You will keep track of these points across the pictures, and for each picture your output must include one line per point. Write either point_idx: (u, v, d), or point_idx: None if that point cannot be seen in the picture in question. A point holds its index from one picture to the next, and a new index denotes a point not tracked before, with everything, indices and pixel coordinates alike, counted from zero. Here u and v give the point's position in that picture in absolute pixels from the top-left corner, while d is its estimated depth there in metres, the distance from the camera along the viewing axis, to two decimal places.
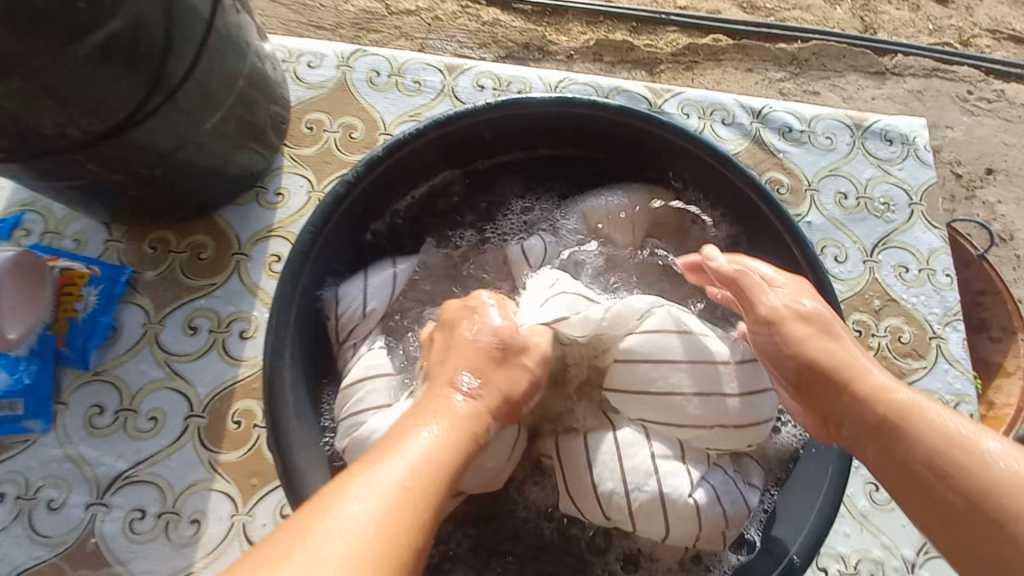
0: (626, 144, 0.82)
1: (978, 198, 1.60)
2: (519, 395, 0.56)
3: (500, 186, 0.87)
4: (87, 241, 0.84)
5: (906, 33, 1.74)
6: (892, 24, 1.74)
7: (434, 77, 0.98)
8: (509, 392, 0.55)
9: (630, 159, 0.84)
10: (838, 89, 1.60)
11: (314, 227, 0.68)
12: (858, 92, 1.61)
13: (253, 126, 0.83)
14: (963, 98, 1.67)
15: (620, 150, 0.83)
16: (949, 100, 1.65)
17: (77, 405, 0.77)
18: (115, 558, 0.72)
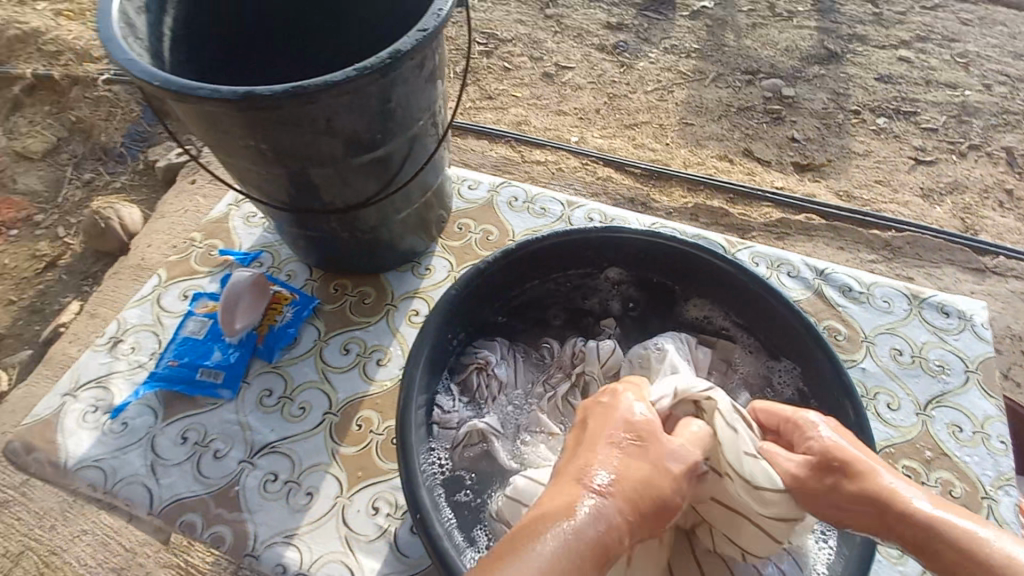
0: (700, 278, 1.04)
1: None
2: (651, 493, 0.58)
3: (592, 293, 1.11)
4: (296, 277, 1.19)
5: (1011, 238, 1.88)
6: (999, 229, 1.90)
7: (556, 207, 1.30)
8: (642, 491, 0.57)
9: (699, 288, 1.05)
10: (932, 279, 1.74)
11: (461, 285, 0.95)
12: (955, 284, 1.74)
13: (426, 219, 1.17)
14: None
15: (692, 279, 1.05)
16: None
17: (255, 386, 1.04)
18: (246, 507, 0.91)
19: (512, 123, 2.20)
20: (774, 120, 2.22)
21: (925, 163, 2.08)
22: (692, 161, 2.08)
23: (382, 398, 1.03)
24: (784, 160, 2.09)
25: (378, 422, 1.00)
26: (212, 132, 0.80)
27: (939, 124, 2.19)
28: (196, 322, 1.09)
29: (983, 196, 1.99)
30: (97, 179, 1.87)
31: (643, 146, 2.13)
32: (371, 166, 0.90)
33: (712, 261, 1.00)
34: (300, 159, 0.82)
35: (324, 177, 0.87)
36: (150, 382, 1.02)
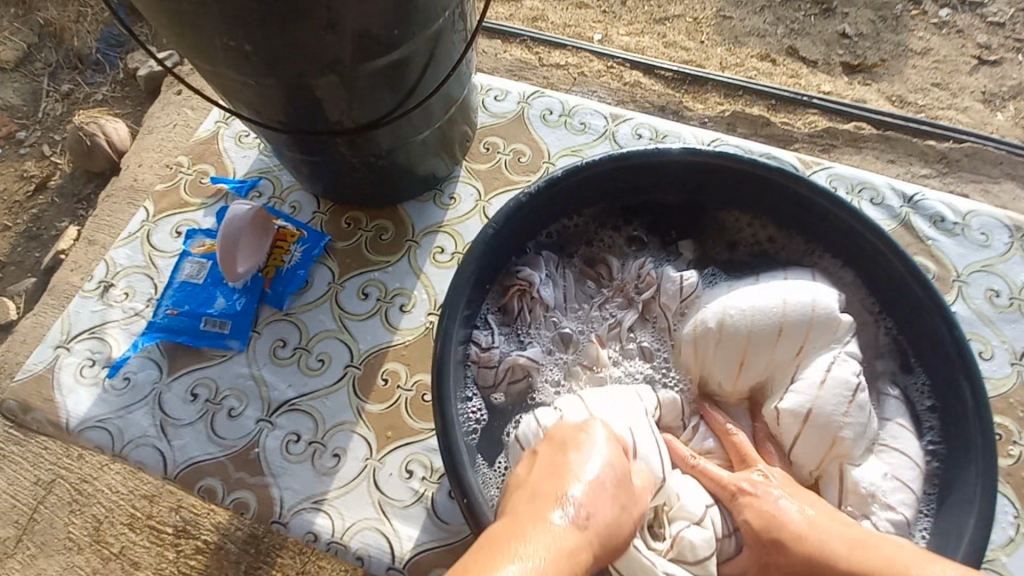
0: (786, 209, 0.87)
1: None
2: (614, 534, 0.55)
3: (647, 226, 0.95)
4: (301, 209, 1.03)
5: None
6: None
7: (599, 121, 1.11)
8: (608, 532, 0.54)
9: (776, 220, 0.89)
10: (990, 196, 1.50)
11: (498, 222, 0.80)
12: (1013, 202, 1.49)
13: (448, 139, 0.98)
14: None
15: (769, 211, 0.88)
16: None
17: (267, 336, 0.92)
18: (269, 470, 0.83)
19: (525, 18, 1.90)
20: (826, 12, 1.90)
21: (990, 64, 1.79)
22: (729, 63, 1.80)
23: (409, 349, 0.92)
24: (832, 60, 1.81)
25: (406, 377, 0.90)
26: (182, 31, 0.62)
27: (1008, 16, 1.87)
28: (193, 264, 0.96)
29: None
30: (76, 91, 1.64)
31: (673, 44, 1.83)
32: (388, 75, 0.71)
33: (802, 190, 0.83)
34: (297, 67, 0.65)
35: (327, 89, 0.69)
36: (149, 333, 0.91)
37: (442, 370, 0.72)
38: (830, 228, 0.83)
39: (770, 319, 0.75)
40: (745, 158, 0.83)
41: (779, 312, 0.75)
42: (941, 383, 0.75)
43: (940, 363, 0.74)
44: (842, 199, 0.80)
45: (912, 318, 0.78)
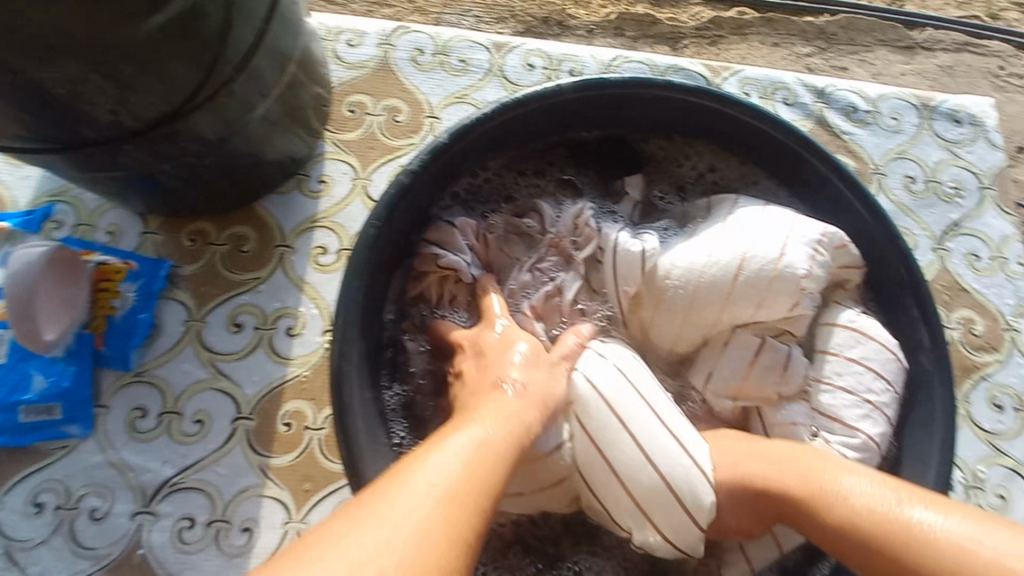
0: (713, 131, 0.76)
1: None
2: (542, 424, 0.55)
3: (566, 167, 0.80)
4: (122, 233, 0.80)
5: (934, 6, 1.61)
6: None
7: (481, 55, 0.92)
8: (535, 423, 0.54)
9: (704, 143, 0.78)
10: (867, 64, 1.48)
11: (380, 215, 0.62)
12: (887, 68, 1.48)
13: (296, 110, 0.77)
14: (993, 74, 1.51)
15: (694, 134, 0.77)
16: (981, 75, 1.50)
17: (118, 408, 0.72)
18: (165, 570, 0.67)
19: None
20: None
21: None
22: None
23: (310, 381, 0.75)
24: None
25: (313, 415, 0.74)
26: None
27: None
28: None
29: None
30: None
31: None
32: None
33: (729, 107, 0.72)
34: None
35: None
36: None
37: (347, 416, 0.56)
38: (761, 146, 0.74)
39: (723, 281, 0.66)
40: (662, 80, 0.70)
41: (735, 267, 0.66)
42: (889, 297, 0.70)
43: (888, 278, 0.70)
44: (774, 114, 0.70)
45: (855, 234, 0.72)
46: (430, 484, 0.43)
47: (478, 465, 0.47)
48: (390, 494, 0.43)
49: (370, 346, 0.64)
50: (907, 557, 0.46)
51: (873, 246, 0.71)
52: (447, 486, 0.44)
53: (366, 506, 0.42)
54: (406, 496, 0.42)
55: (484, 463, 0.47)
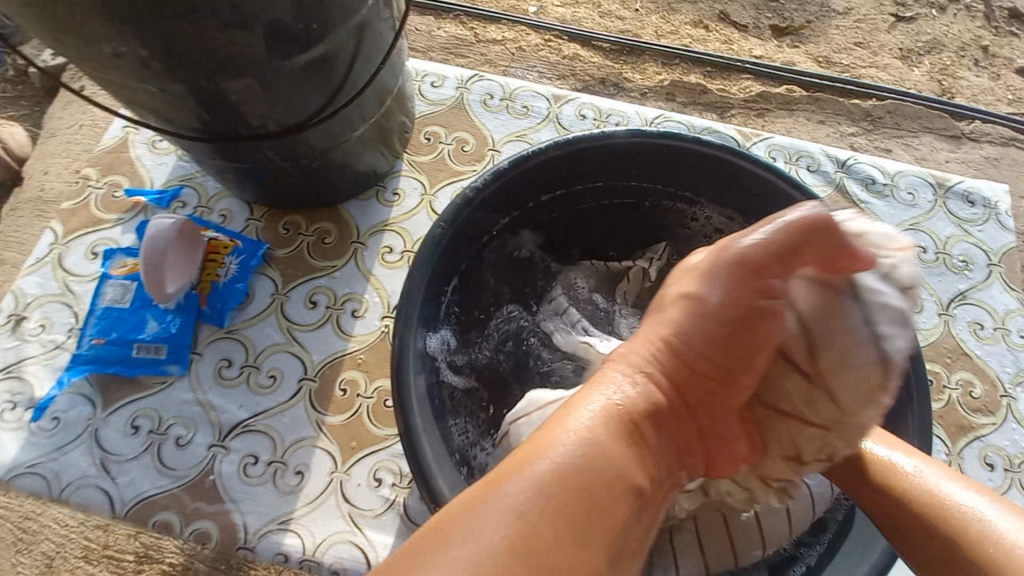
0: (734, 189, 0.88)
1: None
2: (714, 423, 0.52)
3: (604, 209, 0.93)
4: (232, 217, 0.97)
5: (985, 100, 1.72)
6: (972, 89, 1.73)
7: (541, 103, 1.09)
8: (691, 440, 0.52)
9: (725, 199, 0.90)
10: (911, 149, 1.56)
11: (446, 221, 0.77)
12: (932, 153, 1.56)
13: (386, 133, 0.94)
14: None
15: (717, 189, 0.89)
16: None
17: (209, 358, 0.87)
18: (229, 496, 0.79)
19: None
20: None
21: (906, 20, 1.86)
22: (664, 30, 1.80)
23: (367, 355, 0.89)
24: (762, 24, 1.84)
25: (365, 385, 0.87)
26: (67, 38, 0.55)
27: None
28: (116, 288, 0.89)
29: (959, 54, 1.80)
30: None
31: (609, 14, 1.83)
32: (312, 72, 0.67)
33: (751, 168, 0.84)
34: (208, 71, 0.59)
35: (246, 93, 0.64)
36: (76, 366, 0.85)
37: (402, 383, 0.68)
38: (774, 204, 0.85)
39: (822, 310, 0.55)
40: (692, 139, 0.83)
41: None
42: None
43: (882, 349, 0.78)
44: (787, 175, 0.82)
45: None
46: (557, 450, 0.43)
47: (594, 442, 0.45)
48: (519, 465, 0.42)
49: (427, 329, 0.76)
50: (952, 536, 0.51)
51: None
52: (564, 457, 0.43)
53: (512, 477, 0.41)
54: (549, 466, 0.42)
55: (604, 441, 0.45)
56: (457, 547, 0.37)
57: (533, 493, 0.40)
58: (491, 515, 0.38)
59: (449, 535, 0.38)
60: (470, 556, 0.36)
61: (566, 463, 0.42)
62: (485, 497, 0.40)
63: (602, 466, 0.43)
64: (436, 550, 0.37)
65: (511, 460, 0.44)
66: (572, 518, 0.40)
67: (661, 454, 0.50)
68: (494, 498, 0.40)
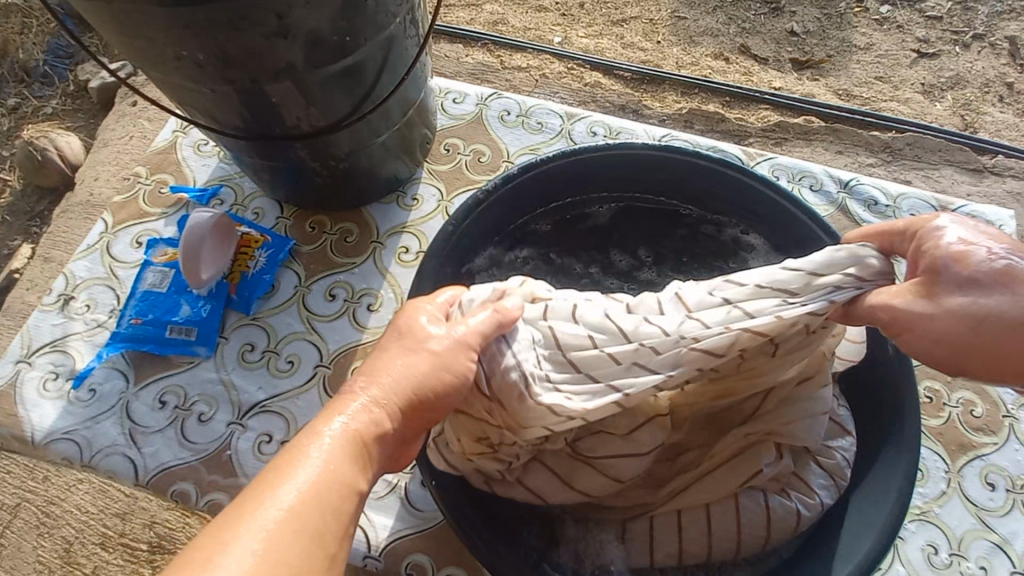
0: (731, 202, 0.91)
1: None
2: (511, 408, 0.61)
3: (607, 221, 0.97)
4: (265, 215, 1.05)
5: (1010, 135, 1.74)
6: (995, 125, 1.75)
7: (555, 120, 1.15)
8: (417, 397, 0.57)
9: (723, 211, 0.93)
10: (930, 181, 1.58)
11: (458, 219, 0.83)
12: (951, 186, 1.57)
13: (408, 141, 1.01)
14: None
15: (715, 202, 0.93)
16: None
17: (234, 342, 0.93)
18: (242, 471, 0.85)
19: (487, 22, 1.94)
20: (774, 11, 2.01)
21: (928, 56, 1.90)
22: (685, 61, 1.87)
23: None
24: (781, 57, 1.90)
25: None
26: (133, 41, 0.64)
27: (943, 12, 1.99)
28: (156, 274, 0.97)
29: (983, 90, 1.82)
30: (26, 105, 1.61)
31: (631, 45, 1.91)
32: (343, 80, 0.74)
33: (750, 182, 0.87)
34: (252, 74, 0.67)
35: (285, 96, 0.72)
36: (114, 343, 0.93)
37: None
38: (769, 216, 0.88)
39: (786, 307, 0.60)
40: (694, 153, 0.88)
41: None
42: None
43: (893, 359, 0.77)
44: (780, 187, 0.85)
45: None
46: (314, 470, 0.48)
47: (340, 472, 0.49)
48: (280, 481, 0.47)
49: None
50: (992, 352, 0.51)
51: None
52: (313, 481, 0.48)
53: (252, 505, 0.44)
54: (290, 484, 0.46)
55: (349, 464, 0.50)
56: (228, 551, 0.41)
57: (305, 505, 0.46)
58: (258, 530, 0.43)
59: (225, 523, 0.43)
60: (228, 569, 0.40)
61: (313, 485, 0.47)
62: (252, 489, 0.46)
63: (327, 495, 0.47)
64: (197, 555, 0.41)
65: (280, 462, 0.49)
66: (324, 540, 0.46)
67: (390, 446, 0.56)
68: (273, 507, 0.45)
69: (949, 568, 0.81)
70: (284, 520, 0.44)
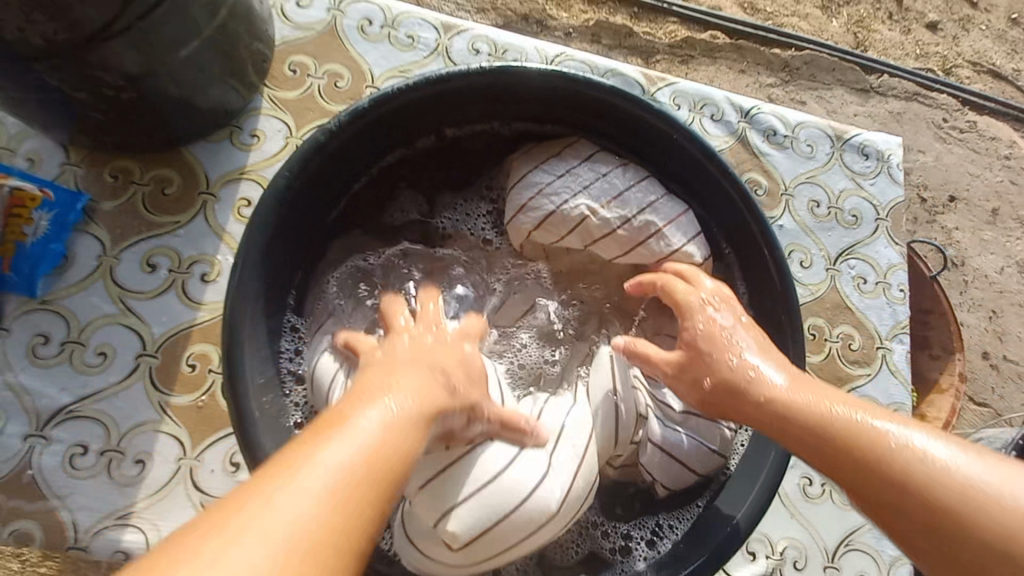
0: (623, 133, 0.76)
1: (938, 223, 1.48)
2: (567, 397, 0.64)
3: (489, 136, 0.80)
4: (42, 161, 0.79)
5: (895, 54, 1.52)
6: (885, 44, 1.52)
7: (428, 33, 0.96)
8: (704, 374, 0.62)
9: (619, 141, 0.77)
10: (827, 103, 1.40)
11: (291, 170, 0.64)
12: (842, 108, 1.41)
13: (232, 63, 0.79)
14: (937, 124, 1.50)
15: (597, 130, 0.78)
16: (925, 124, 1.49)
17: (20, 332, 0.73)
18: (52, 492, 0.69)
19: None
20: None
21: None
22: None
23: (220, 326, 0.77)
24: None
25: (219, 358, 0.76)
26: None
27: None
28: None
29: (880, 3, 1.55)
30: None
31: None
32: None
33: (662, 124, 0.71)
34: None
35: None
36: None
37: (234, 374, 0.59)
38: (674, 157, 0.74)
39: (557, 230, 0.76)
40: (566, 74, 0.69)
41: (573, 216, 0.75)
42: (757, 276, 0.72)
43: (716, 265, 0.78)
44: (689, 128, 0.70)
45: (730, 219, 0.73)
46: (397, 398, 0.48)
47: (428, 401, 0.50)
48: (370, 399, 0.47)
49: (273, 280, 0.67)
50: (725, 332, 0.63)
51: (755, 254, 0.71)
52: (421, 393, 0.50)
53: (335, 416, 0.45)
54: (377, 403, 0.47)
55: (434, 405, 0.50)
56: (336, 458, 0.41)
57: (345, 448, 0.42)
58: (321, 466, 0.40)
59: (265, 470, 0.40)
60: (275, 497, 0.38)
61: (388, 425, 0.45)
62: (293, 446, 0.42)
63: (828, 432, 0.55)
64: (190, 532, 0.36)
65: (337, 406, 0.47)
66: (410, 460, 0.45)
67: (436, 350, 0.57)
68: (366, 426, 0.44)
69: (821, 496, 0.88)
70: (397, 424, 0.46)
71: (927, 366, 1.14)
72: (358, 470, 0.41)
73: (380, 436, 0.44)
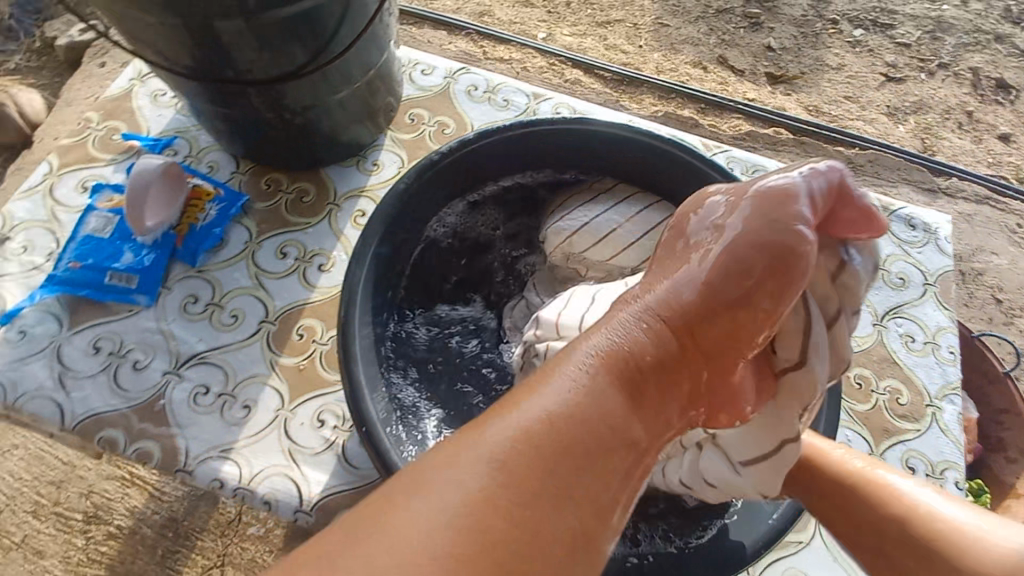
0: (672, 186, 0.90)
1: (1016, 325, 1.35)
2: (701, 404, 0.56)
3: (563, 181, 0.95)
4: (219, 168, 1.03)
5: (964, 160, 1.57)
6: (953, 150, 1.57)
7: (521, 99, 1.17)
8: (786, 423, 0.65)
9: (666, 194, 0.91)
10: None
11: (409, 180, 0.81)
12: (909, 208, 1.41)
13: (371, 107, 1.01)
14: (1013, 229, 1.46)
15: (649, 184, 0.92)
16: (998, 228, 1.45)
17: (178, 291, 0.92)
18: (176, 421, 0.83)
19: (473, 12, 1.64)
20: (754, 22, 1.75)
21: (895, 81, 1.69)
22: (665, 66, 1.62)
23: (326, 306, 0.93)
24: (758, 70, 1.66)
25: (322, 332, 0.91)
26: None
27: (938, 22, 1.80)
28: (99, 219, 0.96)
29: (944, 115, 1.64)
30: None
31: (615, 47, 1.64)
32: (300, 23, 0.77)
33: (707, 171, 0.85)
34: (203, 4, 0.69)
35: (235, 35, 0.74)
36: (50, 286, 0.90)
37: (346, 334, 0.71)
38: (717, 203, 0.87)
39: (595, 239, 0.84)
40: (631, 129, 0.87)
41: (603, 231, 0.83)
42: None
43: None
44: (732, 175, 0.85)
45: None
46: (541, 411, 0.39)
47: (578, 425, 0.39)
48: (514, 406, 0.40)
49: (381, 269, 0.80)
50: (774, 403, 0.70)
51: None
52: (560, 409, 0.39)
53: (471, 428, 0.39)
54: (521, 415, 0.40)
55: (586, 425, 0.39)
56: (458, 474, 0.36)
57: (469, 473, 0.36)
58: (439, 503, 0.35)
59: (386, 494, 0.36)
60: (466, 480, 0.36)
61: (527, 440, 0.38)
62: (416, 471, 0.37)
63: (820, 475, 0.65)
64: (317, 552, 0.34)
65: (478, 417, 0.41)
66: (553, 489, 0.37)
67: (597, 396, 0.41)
68: (495, 439, 0.38)
69: None
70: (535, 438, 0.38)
71: (1003, 470, 1.02)
72: (486, 498, 0.35)
73: (510, 453, 0.37)
